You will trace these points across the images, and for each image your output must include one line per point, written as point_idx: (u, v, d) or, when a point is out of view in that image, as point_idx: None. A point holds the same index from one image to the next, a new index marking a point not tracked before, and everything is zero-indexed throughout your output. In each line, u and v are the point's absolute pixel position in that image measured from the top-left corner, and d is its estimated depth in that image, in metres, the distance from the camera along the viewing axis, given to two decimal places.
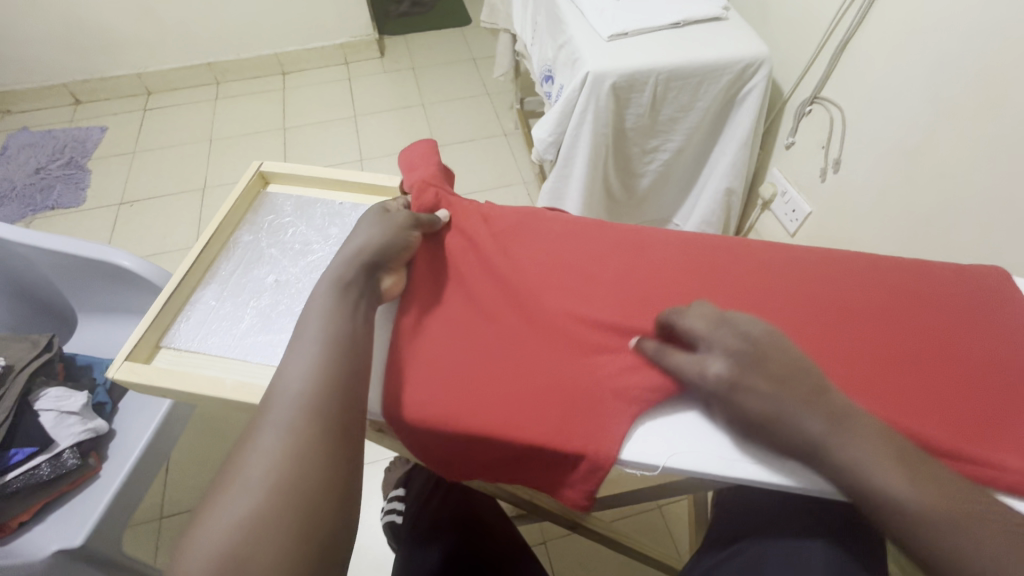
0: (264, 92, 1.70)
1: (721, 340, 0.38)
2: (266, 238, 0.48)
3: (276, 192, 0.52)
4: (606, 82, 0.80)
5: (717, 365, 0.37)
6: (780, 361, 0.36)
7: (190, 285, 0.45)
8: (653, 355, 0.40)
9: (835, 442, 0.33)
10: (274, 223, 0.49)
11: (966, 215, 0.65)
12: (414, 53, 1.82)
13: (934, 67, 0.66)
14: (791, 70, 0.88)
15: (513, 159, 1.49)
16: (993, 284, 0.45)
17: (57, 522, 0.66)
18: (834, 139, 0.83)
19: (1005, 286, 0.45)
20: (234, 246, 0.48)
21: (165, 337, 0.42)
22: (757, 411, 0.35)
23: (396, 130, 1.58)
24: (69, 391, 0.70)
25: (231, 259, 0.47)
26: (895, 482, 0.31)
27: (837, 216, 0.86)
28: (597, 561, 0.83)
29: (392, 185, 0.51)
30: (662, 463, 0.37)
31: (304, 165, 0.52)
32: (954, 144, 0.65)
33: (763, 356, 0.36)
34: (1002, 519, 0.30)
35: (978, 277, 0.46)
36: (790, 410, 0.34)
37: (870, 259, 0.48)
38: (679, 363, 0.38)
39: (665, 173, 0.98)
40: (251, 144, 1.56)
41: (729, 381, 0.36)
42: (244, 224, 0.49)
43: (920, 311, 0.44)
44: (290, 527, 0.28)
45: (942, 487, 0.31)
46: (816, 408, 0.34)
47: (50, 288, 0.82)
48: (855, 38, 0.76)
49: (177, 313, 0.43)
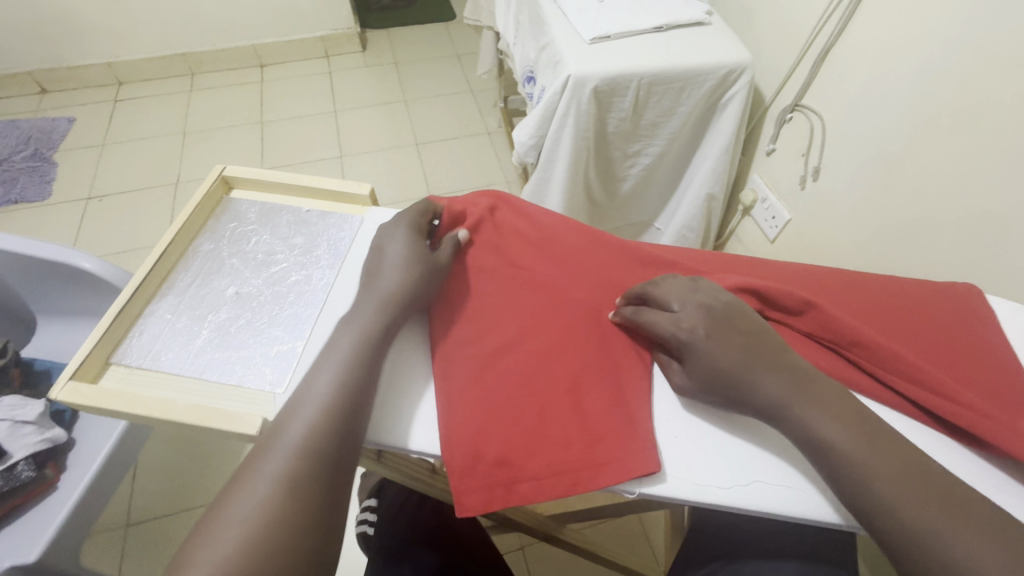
0: (242, 84, 1.66)
1: (696, 300, 0.39)
2: (227, 247, 0.46)
3: (240, 197, 0.50)
4: (588, 86, 0.78)
5: (686, 322, 0.38)
6: (744, 325, 0.38)
7: (145, 297, 0.42)
8: (630, 318, 0.41)
9: (792, 403, 0.35)
10: (237, 231, 0.47)
11: (945, 226, 0.65)
12: (397, 48, 1.79)
13: (914, 78, 0.66)
14: (773, 76, 0.88)
15: (496, 158, 1.47)
16: (968, 301, 0.45)
17: (10, 537, 0.63)
18: (814, 147, 0.83)
19: (978, 303, 0.45)
20: (193, 256, 0.45)
21: (115, 353, 0.40)
22: (717, 367, 0.36)
23: (378, 126, 1.55)
24: (23, 400, 0.67)
25: (189, 269, 0.44)
26: (846, 446, 0.33)
27: (816, 224, 0.86)
28: (573, 567, 0.83)
29: (361, 193, 0.49)
30: (638, 489, 0.36)
31: (270, 169, 0.50)
32: (934, 155, 0.65)
33: (734, 319, 0.38)
34: (946, 497, 0.31)
35: (953, 294, 0.46)
36: (753, 367, 0.36)
37: (849, 275, 0.47)
38: (656, 321, 0.39)
39: (647, 177, 0.97)
40: (227, 138, 1.51)
41: (688, 340, 0.38)
42: (205, 232, 0.47)
43: (899, 330, 0.44)
44: (280, 545, 0.29)
45: (890, 456, 0.32)
46: (775, 369, 0.36)
47: (6, 290, 0.78)
48: (836, 46, 0.76)
49: (129, 327, 0.41)
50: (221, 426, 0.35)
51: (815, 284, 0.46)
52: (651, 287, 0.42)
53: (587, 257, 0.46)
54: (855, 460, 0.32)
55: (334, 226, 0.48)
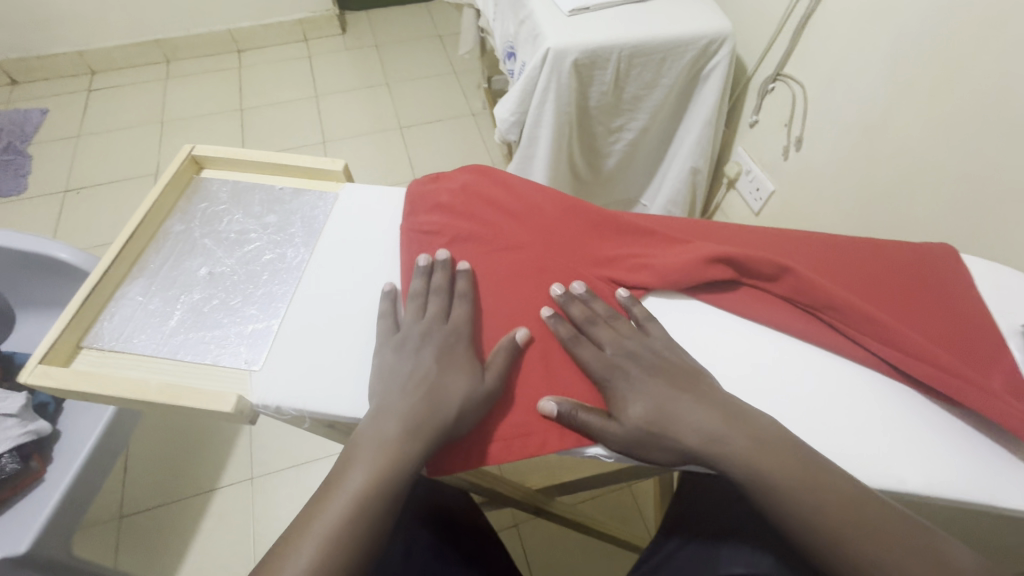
0: (219, 70, 1.62)
1: (622, 343, 0.39)
2: (199, 228, 0.45)
3: (210, 177, 0.49)
4: (567, 59, 0.77)
5: (610, 363, 0.38)
6: (667, 366, 0.38)
7: (115, 280, 0.42)
8: (565, 342, 0.39)
9: (727, 436, 0.34)
10: (208, 211, 0.46)
11: (926, 192, 0.65)
12: (377, 29, 1.75)
13: (893, 42, 0.65)
14: (754, 45, 0.87)
15: (481, 139, 1.45)
16: (944, 259, 0.46)
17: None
18: (797, 117, 0.83)
19: (953, 262, 0.46)
20: (164, 238, 0.44)
21: (87, 337, 0.39)
22: (650, 406, 0.36)
23: (360, 110, 1.52)
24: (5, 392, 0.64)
25: (161, 251, 0.44)
26: (787, 485, 0.33)
27: (800, 194, 0.86)
28: (566, 542, 0.84)
29: (334, 169, 0.48)
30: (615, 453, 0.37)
31: (243, 148, 0.49)
32: (914, 120, 0.65)
33: (660, 360, 0.39)
34: (902, 533, 0.32)
35: (930, 253, 0.46)
36: (682, 406, 0.36)
37: (832, 240, 0.47)
38: (586, 359, 0.39)
39: (631, 153, 0.96)
40: (206, 126, 1.48)
41: (612, 380, 0.38)
42: (176, 212, 0.46)
43: (885, 293, 0.44)
44: None
45: (833, 494, 0.33)
46: (706, 407, 0.36)
47: None
48: (817, 12, 0.75)
49: (100, 310, 0.40)
50: (197, 405, 0.35)
51: (802, 252, 0.46)
52: (591, 319, 0.41)
53: (565, 230, 0.46)
54: (801, 496, 0.33)
55: (308, 204, 0.47)
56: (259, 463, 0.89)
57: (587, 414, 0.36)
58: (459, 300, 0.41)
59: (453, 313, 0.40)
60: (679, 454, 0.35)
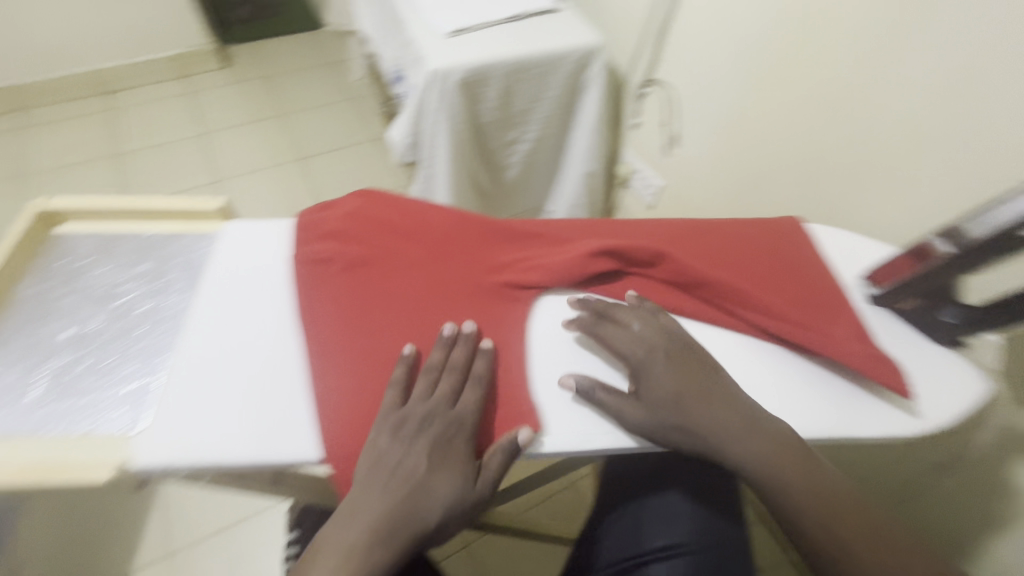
0: (84, 116, 1.48)
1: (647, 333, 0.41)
2: (59, 288, 0.42)
3: (70, 232, 0.45)
4: (453, 79, 0.79)
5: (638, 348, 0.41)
6: (686, 366, 0.40)
7: None
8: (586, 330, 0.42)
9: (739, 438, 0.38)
10: (67, 268, 0.43)
11: (784, 174, 0.74)
12: (262, 61, 1.69)
13: (738, 46, 0.74)
14: (625, 55, 0.94)
15: (384, 163, 1.44)
16: (795, 232, 0.52)
17: None
18: (671, 117, 0.90)
19: (802, 233, 0.53)
20: (16, 303, 0.41)
21: None
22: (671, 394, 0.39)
23: (252, 145, 1.45)
24: None
25: (15, 319, 0.40)
26: (780, 479, 0.37)
27: (685, 186, 0.93)
28: (518, 552, 0.84)
29: (214, 208, 0.46)
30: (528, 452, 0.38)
31: (106, 196, 0.45)
32: (765, 113, 0.74)
33: (681, 355, 0.41)
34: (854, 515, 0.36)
35: (786, 227, 0.53)
36: (699, 408, 0.39)
37: (711, 224, 0.52)
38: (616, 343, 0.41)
39: (529, 163, 1.00)
40: (74, 177, 1.35)
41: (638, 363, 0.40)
42: (30, 274, 0.42)
43: (757, 267, 0.49)
44: None
45: (816, 485, 0.37)
46: (722, 407, 0.39)
47: None
48: (672, 23, 0.83)
49: None
50: (67, 478, 0.33)
51: (706, 243, 0.50)
52: (611, 310, 0.42)
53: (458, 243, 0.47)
54: (788, 490, 0.37)
55: (185, 247, 0.45)
56: (176, 536, 0.81)
57: (605, 392, 0.39)
58: (476, 382, 0.39)
59: (464, 395, 0.38)
60: (692, 445, 0.38)
